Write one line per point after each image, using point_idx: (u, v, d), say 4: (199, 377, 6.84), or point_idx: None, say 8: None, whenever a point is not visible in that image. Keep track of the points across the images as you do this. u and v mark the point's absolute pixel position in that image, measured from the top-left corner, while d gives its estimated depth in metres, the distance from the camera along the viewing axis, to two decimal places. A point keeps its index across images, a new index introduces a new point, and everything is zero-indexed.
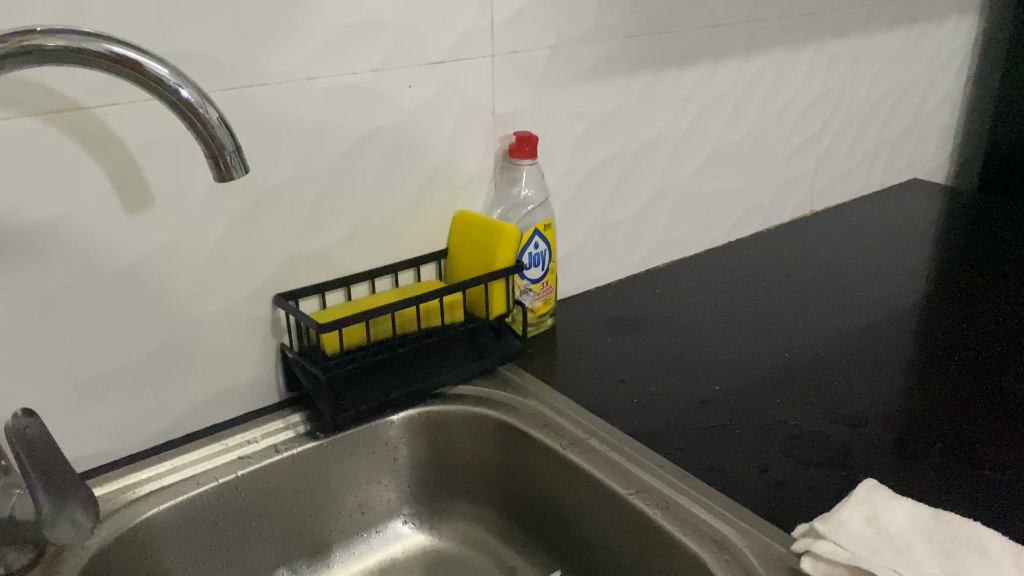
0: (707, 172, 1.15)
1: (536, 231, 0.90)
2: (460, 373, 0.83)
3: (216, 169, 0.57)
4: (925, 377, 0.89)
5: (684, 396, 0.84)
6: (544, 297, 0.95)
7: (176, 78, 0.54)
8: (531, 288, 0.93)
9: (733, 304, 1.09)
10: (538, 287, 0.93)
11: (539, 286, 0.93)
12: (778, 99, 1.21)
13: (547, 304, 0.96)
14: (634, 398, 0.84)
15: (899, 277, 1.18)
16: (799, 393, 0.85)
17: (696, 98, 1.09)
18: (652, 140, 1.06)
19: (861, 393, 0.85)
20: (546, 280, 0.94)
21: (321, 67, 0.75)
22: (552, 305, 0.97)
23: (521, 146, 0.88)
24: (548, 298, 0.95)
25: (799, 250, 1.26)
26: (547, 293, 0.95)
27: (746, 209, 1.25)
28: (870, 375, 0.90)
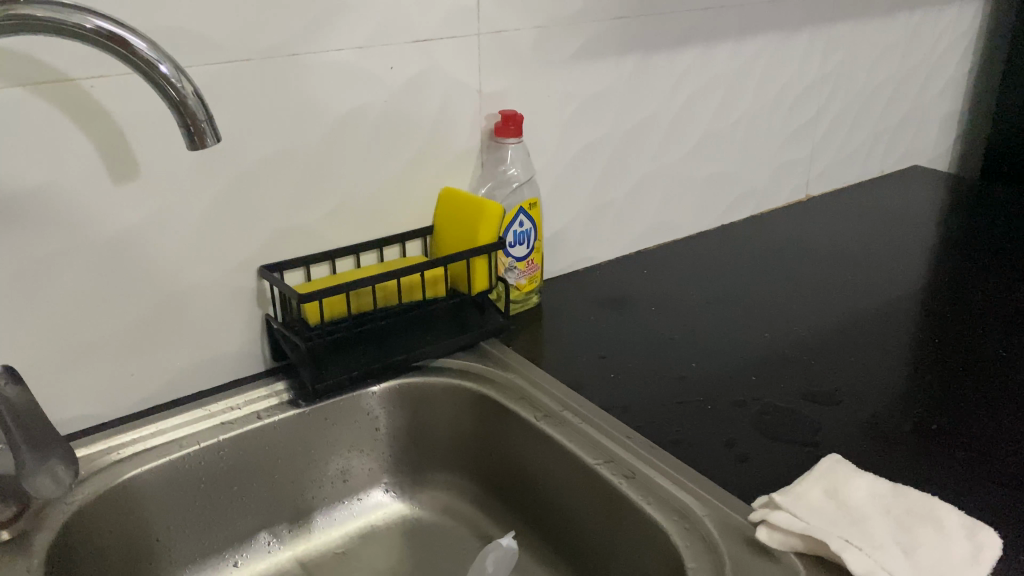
0: (699, 154, 1.16)
1: (521, 209, 0.92)
2: (441, 347, 0.85)
3: (190, 139, 0.58)
4: (905, 359, 0.89)
5: (662, 373, 0.86)
6: (529, 276, 0.96)
7: (154, 53, 0.55)
8: (516, 266, 0.94)
9: (721, 285, 1.09)
10: (524, 265, 0.95)
11: (524, 264, 0.95)
12: (773, 83, 1.21)
13: (532, 283, 0.97)
14: (611, 373, 0.85)
15: (891, 263, 1.18)
16: (776, 372, 0.86)
17: (688, 81, 1.10)
18: (643, 123, 1.07)
19: (837, 373, 0.86)
20: (531, 258, 0.95)
21: (306, 44, 0.77)
22: (537, 283, 0.98)
23: (505, 126, 0.89)
24: (533, 277, 0.97)
25: (793, 235, 1.26)
26: (532, 271, 0.96)
27: (741, 192, 1.25)
28: (847, 355, 0.90)
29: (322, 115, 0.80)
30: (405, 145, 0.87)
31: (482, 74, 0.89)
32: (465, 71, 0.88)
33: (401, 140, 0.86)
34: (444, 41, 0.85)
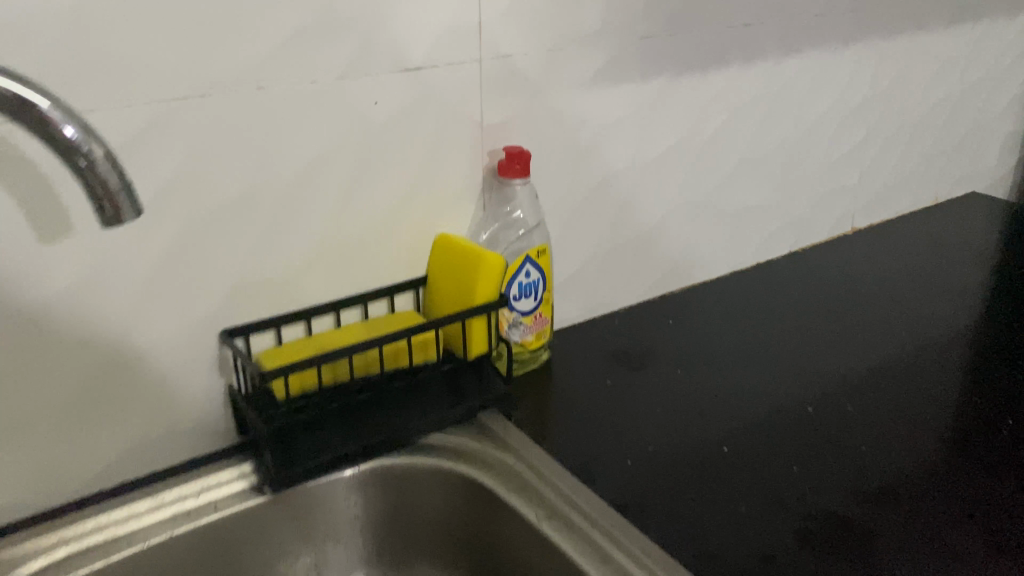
0: (733, 186, 1.03)
1: (527, 258, 0.80)
2: (430, 422, 0.73)
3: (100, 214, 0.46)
4: (974, 440, 0.76)
5: (687, 457, 0.73)
6: (537, 331, 0.84)
7: (60, 113, 0.43)
8: (522, 322, 0.82)
9: (756, 335, 0.97)
10: (530, 320, 0.83)
11: (531, 318, 0.83)
12: (817, 105, 1.08)
13: (541, 338, 0.85)
14: (628, 460, 0.73)
15: (950, 306, 1.04)
16: (821, 457, 0.74)
17: (721, 105, 0.97)
18: (669, 153, 0.95)
19: (894, 459, 0.74)
20: (539, 311, 0.83)
21: (273, 75, 0.65)
22: (546, 337, 0.86)
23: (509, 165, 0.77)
24: (541, 332, 0.85)
25: (837, 274, 1.13)
26: (540, 326, 0.84)
27: (779, 226, 1.12)
28: (903, 433, 0.78)
29: (293, 155, 0.68)
30: (394, 186, 0.75)
31: (483, 103, 0.77)
32: (464, 101, 0.76)
33: (389, 181, 0.75)
34: (438, 67, 0.73)
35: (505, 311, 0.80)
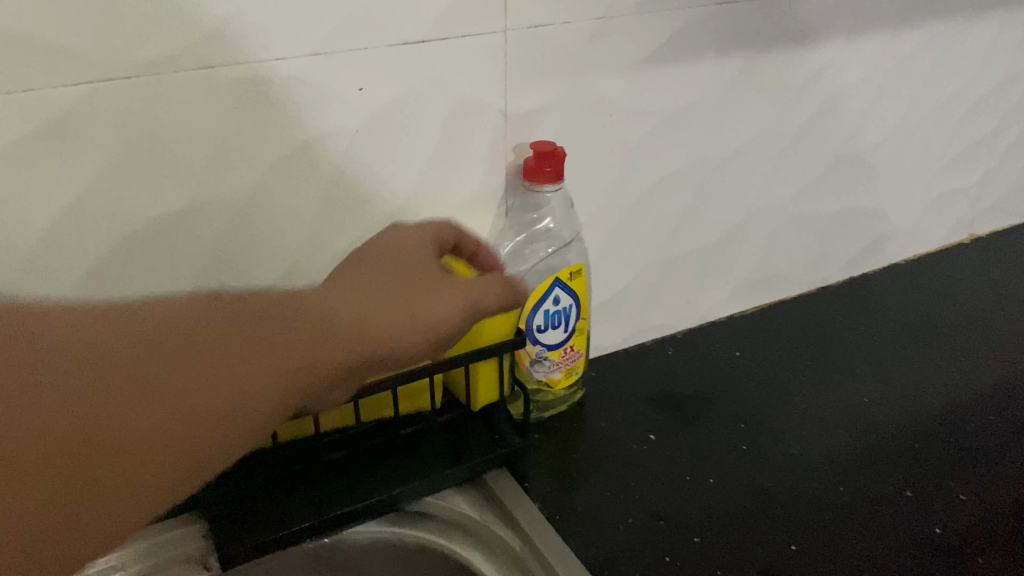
0: (824, 189, 0.85)
1: (556, 281, 0.64)
2: (418, 489, 0.59)
3: None
4: None
5: (746, 555, 0.57)
6: (568, 367, 0.69)
7: None
8: (549, 357, 0.66)
9: (844, 372, 0.78)
10: (560, 355, 0.67)
11: (560, 353, 0.67)
12: (938, 88, 0.87)
13: (574, 375, 0.70)
14: (668, 553, 0.57)
15: None
16: (927, 566, 0.56)
17: (817, 89, 0.78)
18: (747, 147, 0.76)
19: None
20: (571, 344, 0.67)
21: (225, 53, 0.50)
22: (581, 373, 0.71)
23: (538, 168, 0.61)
24: (574, 367, 0.69)
25: (949, 293, 0.93)
26: (572, 361, 0.68)
27: (880, 234, 0.93)
28: None
29: (253, 154, 0.53)
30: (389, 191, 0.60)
31: (508, 87, 0.61)
32: (482, 85, 0.60)
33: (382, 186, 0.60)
34: (447, 42, 0.57)
35: (527, 346, 0.65)
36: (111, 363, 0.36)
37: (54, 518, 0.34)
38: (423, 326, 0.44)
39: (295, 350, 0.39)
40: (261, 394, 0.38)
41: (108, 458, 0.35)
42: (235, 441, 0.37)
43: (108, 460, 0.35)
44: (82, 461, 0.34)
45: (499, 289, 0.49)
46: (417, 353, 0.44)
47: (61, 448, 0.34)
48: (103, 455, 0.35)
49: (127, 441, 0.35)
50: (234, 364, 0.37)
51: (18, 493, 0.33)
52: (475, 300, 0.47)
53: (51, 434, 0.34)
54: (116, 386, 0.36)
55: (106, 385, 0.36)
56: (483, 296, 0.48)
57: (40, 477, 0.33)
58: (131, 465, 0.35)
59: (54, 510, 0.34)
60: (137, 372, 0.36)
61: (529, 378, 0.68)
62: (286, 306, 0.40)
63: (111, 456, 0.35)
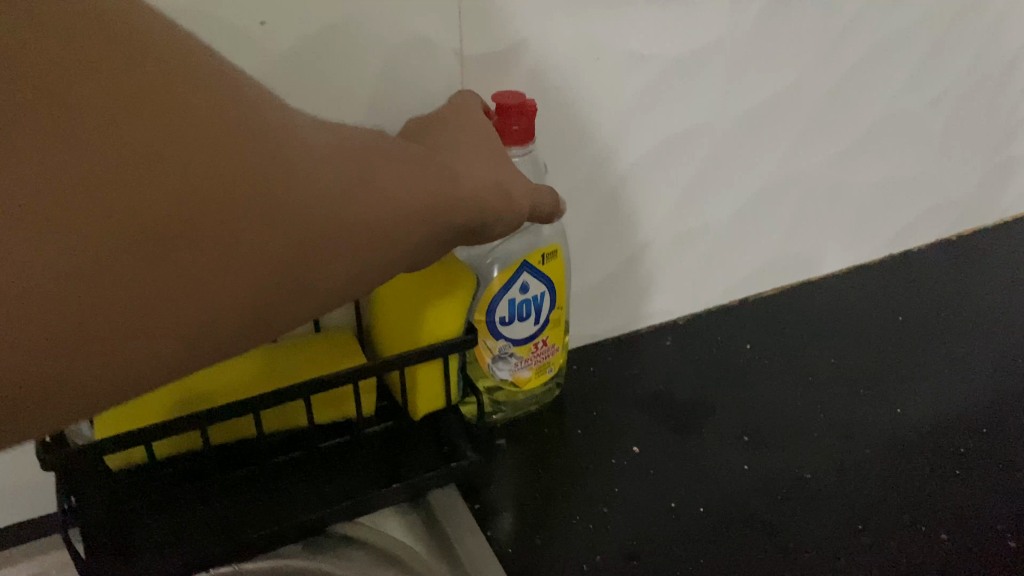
0: (867, 151, 0.72)
1: (525, 264, 0.50)
2: (343, 513, 0.49)
3: None
4: None
5: None
6: (539, 365, 0.55)
7: None
8: (515, 355, 0.53)
9: (877, 371, 0.67)
10: (530, 352, 0.54)
11: (530, 348, 0.54)
12: (1017, 30, 0.73)
13: (546, 373, 0.57)
14: None
15: None
16: None
17: (865, 31, 0.64)
18: (774, 102, 0.64)
19: None
20: (543, 337, 0.54)
21: None
22: (555, 369, 0.58)
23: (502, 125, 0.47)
24: (547, 364, 0.56)
25: (1009, 277, 0.80)
26: (544, 358, 0.55)
27: (930, 206, 0.80)
28: None
29: None
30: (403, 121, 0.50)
31: (464, 24, 0.48)
32: (430, 23, 0.48)
33: (382, 118, 0.49)
34: None
35: (487, 341, 0.52)
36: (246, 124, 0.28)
37: (181, 340, 0.26)
38: (496, 190, 0.37)
39: (397, 187, 0.32)
40: (380, 211, 0.30)
41: (218, 264, 0.26)
42: (334, 274, 0.30)
43: (214, 243, 0.26)
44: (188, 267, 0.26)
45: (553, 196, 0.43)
46: (479, 220, 0.35)
47: (184, 221, 0.25)
48: (209, 250, 0.26)
49: (231, 246, 0.26)
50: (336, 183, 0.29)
51: (120, 292, 0.25)
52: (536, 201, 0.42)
53: (164, 206, 0.25)
54: (244, 170, 0.27)
55: (231, 161, 0.27)
56: (541, 199, 0.42)
57: (141, 261, 0.25)
58: (245, 279, 0.27)
59: (187, 334, 0.26)
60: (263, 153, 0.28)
61: (491, 379, 0.55)
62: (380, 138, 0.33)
63: (228, 260, 0.26)
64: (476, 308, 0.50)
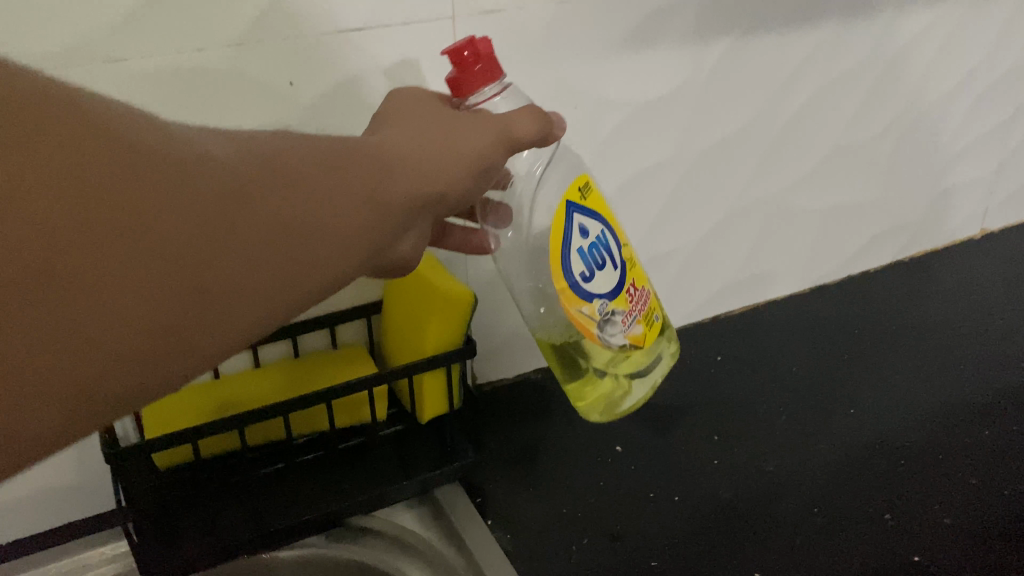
0: (820, 181, 0.80)
1: (571, 203, 0.39)
2: (360, 506, 0.55)
3: None
4: None
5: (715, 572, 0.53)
6: (647, 315, 0.43)
7: None
8: (618, 310, 0.41)
9: (834, 379, 0.74)
10: (630, 303, 0.41)
11: (625, 295, 0.41)
12: (951, 71, 0.82)
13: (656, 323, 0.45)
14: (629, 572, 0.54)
15: None
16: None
17: (811, 75, 0.73)
18: (731, 139, 0.72)
19: None
20: (631, 280, 0.42)
21: (138, 40, 0.46)
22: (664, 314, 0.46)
23: (460, 67, 0.41)
24: (652, 310, 0.44)
25: (955, 292, 0.88)
26: (645, 303, 0.43)
27: (882, 229, 0.88)
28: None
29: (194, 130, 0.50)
30: None
31: None
32: (429, 78, 0.55)
33: None
34: (390, 28, 0.52)
35: (584, 307, 0.40)
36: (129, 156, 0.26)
37: (65, 403, 0.25)
38: None
39: (338, 199, 0.31)
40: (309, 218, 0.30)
41: (104, 299, 0.25)
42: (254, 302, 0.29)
43: (96, 283, 0.25)
44: (69, 313, 0.24)
45: (536, 126, 0.40)
46: None
47: (60, 252, 0.24)
48: (90, 289, 0.25)
49: (126, 279, 0.25)
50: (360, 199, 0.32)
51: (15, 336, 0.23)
52: (510, 139, 0.39)
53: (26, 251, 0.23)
54: (142, 191, 0.26)
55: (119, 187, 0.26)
56: (518, 129, 0.39)
57: (16, 300, 0.23)
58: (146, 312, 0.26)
59: (75, 382, 0.25)
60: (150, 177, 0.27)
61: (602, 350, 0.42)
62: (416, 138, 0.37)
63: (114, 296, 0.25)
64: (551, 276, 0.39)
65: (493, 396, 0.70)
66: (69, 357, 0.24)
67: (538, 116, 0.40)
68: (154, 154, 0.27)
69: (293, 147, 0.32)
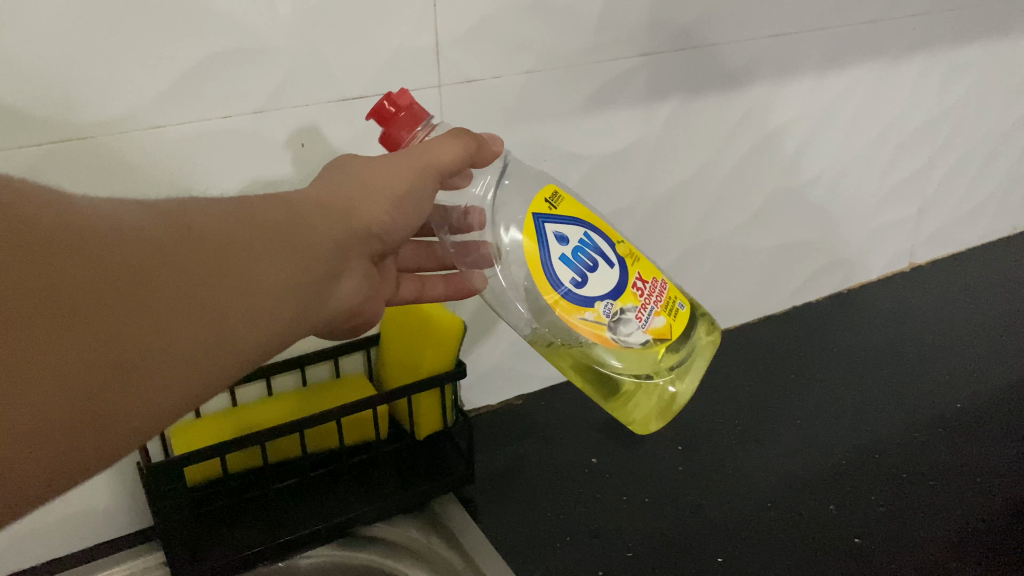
0: (764, 223, 0.90)
1: (538, 216, 0.47)
2: (368, 515, 0.62)
3: None
4: None
5: (689, 557, 0.61)
6: (662, 304, 0.49)
7: None
8: (626, 307, 0.47)
9: (784, 396, 0.83)
10: (638, 298, 0.48)
11: (633, 291, 0.48)
12: (872, 123, 0.93)
13: (678, 309, 0.50)
14: (613, 561, 0.61)
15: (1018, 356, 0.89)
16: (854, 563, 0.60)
17: (750, 129, 0.83)
18: (683, 187, 0.82)
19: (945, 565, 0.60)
20: (635, 277, 0.48)
21: (175, 110, 0.54)
22: (683, 301, 0.51)
23: (386, 123, 0.47)
24: (670, 300, 0.50)
25: (888, 318, 0.99)
26: (659, 294, 0.49)
27: (822, 264, 0.98)
28: (961, 533, 0.63)
29: (215, 186, 0.57)
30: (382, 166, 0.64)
31: None
32: None
33: None
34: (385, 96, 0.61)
35: (586, 312, 0.46)
36: (73, 227, 0.31)
37: (46, 438, 0.28)
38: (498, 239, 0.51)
39: (265, 254, 0.37)
40: (241, 271, 0.36)
41: (74, 344, 0.29)
42: (197, 346, 0.33)
43: (65, 332, 0.29)
44: (32, 366, 0.28)
45: (461, 147, 0.46)
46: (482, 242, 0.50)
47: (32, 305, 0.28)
48: (52, 342, 0.28)
49: (87, 328, 0.29)
50: (306, 235, 0.40)
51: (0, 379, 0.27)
52: (436, 165, 0.45)
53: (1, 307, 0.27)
54: (91, 255, 0.31)
55: (71, 253, 0.30)
56: (443, 153, 0.45)
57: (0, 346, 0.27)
58: (104, 357, 0.30)
59: (55, 419, 0.28)
60: (79, 241, 0.31)
61: (624, 346, 0.48)
62: (401, 159, 0.45)
63: (61, 354, 0.28)
64: (545, 289, 0.46)
65: (480, 421, 0.77)
66: (48, 395, 0.28)
67: (460, 137, 0.46)
68: (97, 225, 0.32)
69: (203, 205, 0.37)
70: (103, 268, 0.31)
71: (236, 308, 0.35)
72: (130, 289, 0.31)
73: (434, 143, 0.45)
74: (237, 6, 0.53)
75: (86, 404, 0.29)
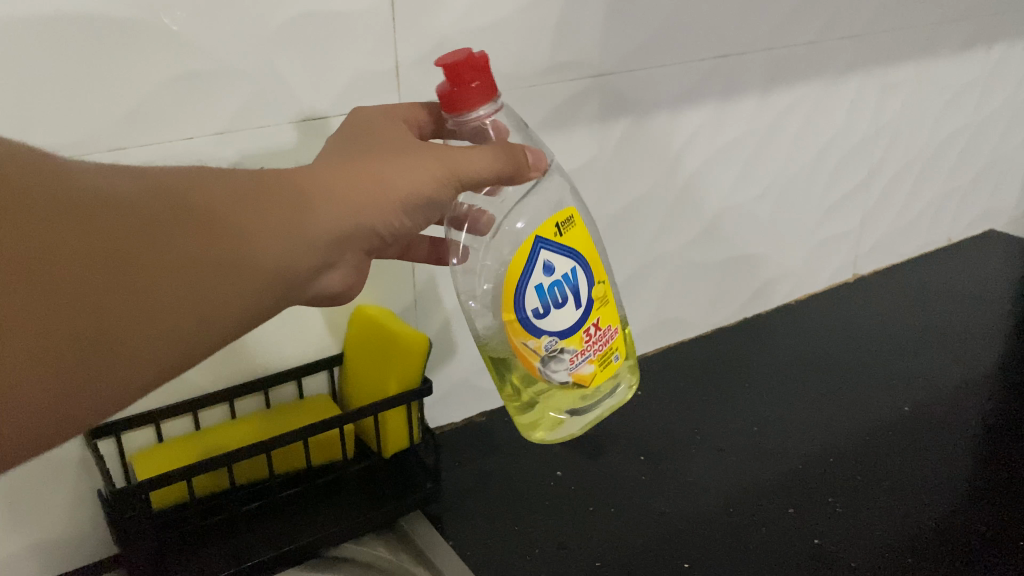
0: (715, 237, 0.93)
1: (540, 240, 0.47)
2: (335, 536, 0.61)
3: None
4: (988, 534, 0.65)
5: (653, 564, 0.62)
6: (598, 354, 0.51)
7: None
8: (567, 348, 0.49)
9: (739, 405, 0.86)
10: (581, 343, 0.50)
11: (580, 337, 0.50)
12: (813, 140, 0.97)
13: (611, 361, 0.53)
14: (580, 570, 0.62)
15: (957, 361, 0.94)
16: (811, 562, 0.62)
17: (698, 146, 0.86)
18: (636, 203, 0.84)
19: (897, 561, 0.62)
20: (591, 323, 0.50)
21: (136, 132, 0.54)
22: (620, 356, 0.54)
23: (458, 88, 0.47)
24: (609, 350, 0.52)
25: (834, 327, 1.02)
26: (603, 343, 0.51)
27: (770, 276, 1.02)
28: (910, 530, 0.66)
29: None
30: None
31: None
32: None
33: None
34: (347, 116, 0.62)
35: (530, 339, 0.49)
36: (63, 207, 0.34)
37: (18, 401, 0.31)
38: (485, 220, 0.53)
39: (262, 233, 0.39)
40: (228, 252, 0.37)
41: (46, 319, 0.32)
42: (172, 326, 0.35)
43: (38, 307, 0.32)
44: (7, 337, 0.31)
45: (492, 162, 0.45)
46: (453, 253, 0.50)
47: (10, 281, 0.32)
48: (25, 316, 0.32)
49: (62, 305, 0.32)
50: (302, 230, 0.40)
51: None
52: (459, 174, 0.45)
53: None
54: (74, 235, 0.34)
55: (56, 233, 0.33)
56: (475, 162, 0.45)
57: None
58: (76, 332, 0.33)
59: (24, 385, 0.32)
60: (66, 218, 0.34)
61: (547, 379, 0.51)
62: (428, 166, 0.45)
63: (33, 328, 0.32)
64: (506, 306, 0.48)
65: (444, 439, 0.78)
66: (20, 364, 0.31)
67: (499, 157, 0.46)
68: (89, 204, 0.35)
69: (209, 179, 0.39)
70: (74, 245, 0.33)
71: (217, 289, 0.37)
72: (108, 269, 0.34)
73: (471, 153, 0.45)
74: (199, 28, 0.53)
75: (57, 373, 0.32)
